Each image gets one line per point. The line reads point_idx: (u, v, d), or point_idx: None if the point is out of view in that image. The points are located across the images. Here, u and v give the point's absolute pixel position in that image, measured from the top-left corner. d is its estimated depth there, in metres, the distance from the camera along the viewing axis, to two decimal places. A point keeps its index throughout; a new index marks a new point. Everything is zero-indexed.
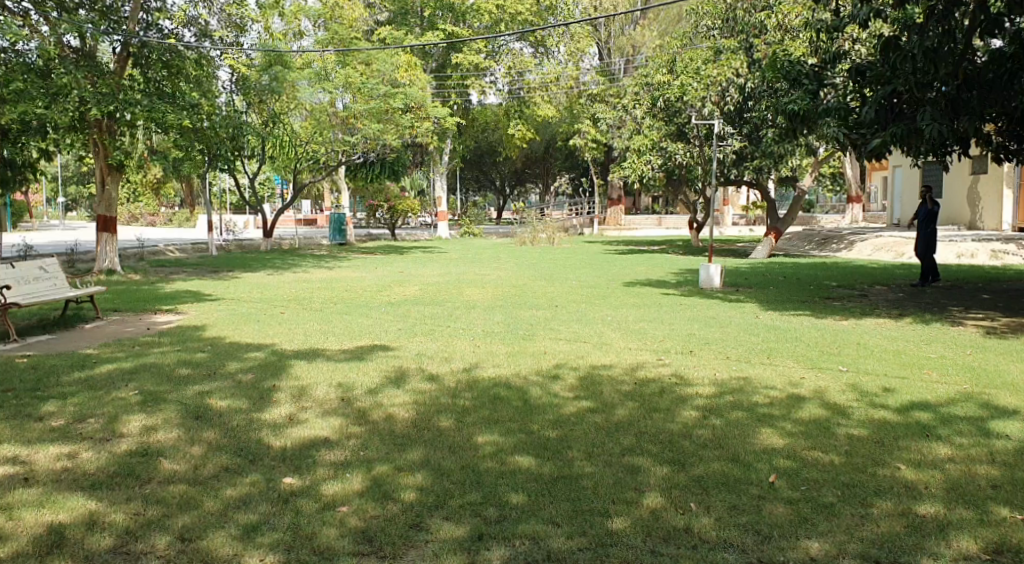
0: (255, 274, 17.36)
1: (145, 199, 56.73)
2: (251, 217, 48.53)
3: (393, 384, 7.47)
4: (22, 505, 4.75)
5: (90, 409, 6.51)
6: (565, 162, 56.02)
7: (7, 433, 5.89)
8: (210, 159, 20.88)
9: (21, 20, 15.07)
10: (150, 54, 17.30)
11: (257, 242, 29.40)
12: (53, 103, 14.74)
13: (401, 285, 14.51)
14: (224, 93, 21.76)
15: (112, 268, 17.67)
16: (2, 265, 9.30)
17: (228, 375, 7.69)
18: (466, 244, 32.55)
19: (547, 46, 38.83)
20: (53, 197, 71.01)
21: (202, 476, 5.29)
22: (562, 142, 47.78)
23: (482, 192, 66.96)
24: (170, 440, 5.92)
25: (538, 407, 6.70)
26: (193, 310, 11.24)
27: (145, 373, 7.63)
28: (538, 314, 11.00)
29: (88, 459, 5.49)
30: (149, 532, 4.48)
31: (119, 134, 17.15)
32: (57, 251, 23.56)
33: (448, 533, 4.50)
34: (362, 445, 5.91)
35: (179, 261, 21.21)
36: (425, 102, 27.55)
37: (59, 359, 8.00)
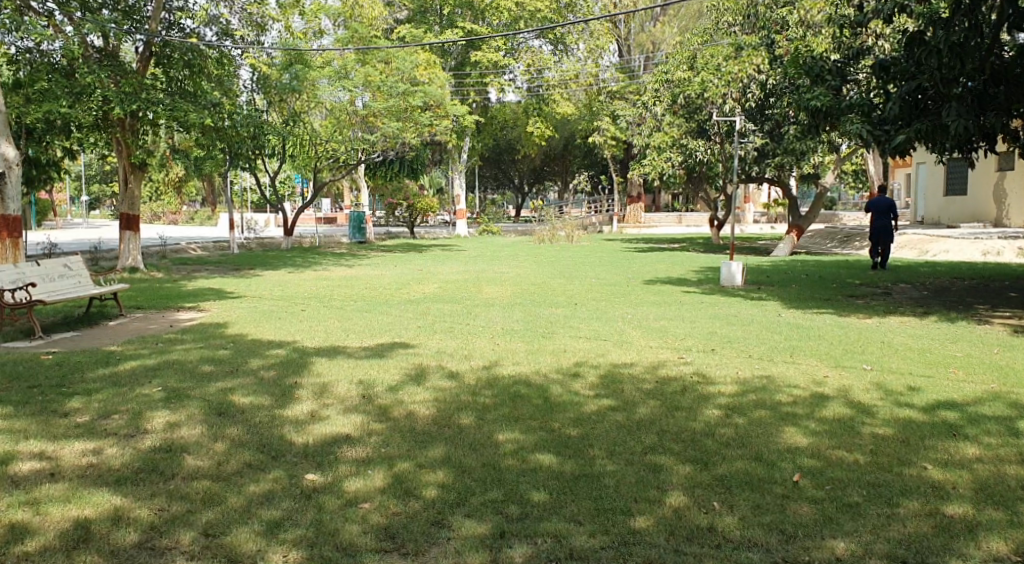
0: (274, 273, 17.40)
1: (166, 198, 57.09)
2: (272, 216, 48.80)
3: (412, 381, 7.47)
4: (49, 500, 4.80)
5: (115, 405, 6.58)
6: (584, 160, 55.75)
7: (33, 428, 5.96)
8: (231, 159, 21.03)
9: (45, 20, 15.18)
10: (172, 53, 17.24)
11: (277, 239, 29.51)
12: (76, 102, 14.85)
13: (421, 283, 14.49)
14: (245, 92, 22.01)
15: (135, 265, 17.57)
16: (26, 263, 9.40)
17: (250, 372, 7.75)
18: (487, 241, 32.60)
19: (567, 43, 38.67)
20: (76, 195, 71.81)
21: (226, 472, 5.34)
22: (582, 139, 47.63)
23: (501, 190, 67.03)
24: (193, 437, 5.95)
25: (559, 404, 6.69)
26: (214, 308, 11.30)
27: (170, 370, 7.69)
28: (558, 312, 10.95)
29: (112, 455, 5.54)
30: (173, 528, 4.51)
31: (142, 133, 17.16)
32: (82, 249, 23.75)
33: (470, 531, 4.51)
34: (383, 442, 5.93)
35: (201, 259, 21.34)
36: (444, 101, 27.60)
37: (84, 356, 8.07)
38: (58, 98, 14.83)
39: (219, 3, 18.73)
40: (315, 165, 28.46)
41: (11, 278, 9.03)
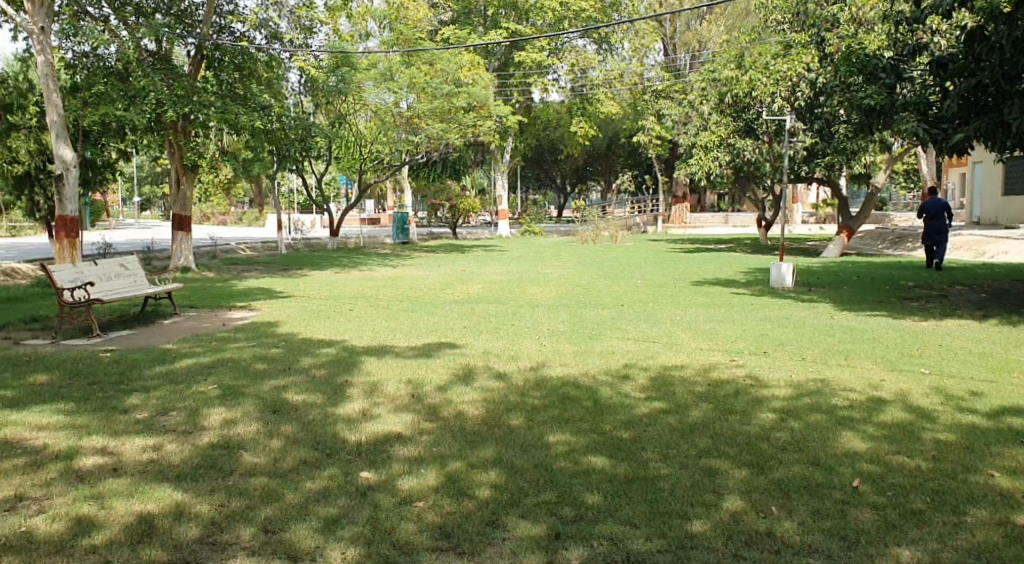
0: (322, 273, 17.61)
1: (214, 199, 58.14)
2: (317, 216, 49.42)
3: (461, 381, 7.49)
4: (113, 494, 4.91)
5: (172, 402, 6.71)
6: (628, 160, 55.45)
7: (95, 424, 6.10)
8: (279, 161, 21.31)
9: (102, 25, 15.54)
10: (224, 57, 17.53)
11: (323, 240, 29.85)
12: (131, 105, 15.18)
13: (467, 284, 14.52)
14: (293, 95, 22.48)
15: (187, 265, 17.91)
16: (85, 263, 9.64)
17: (301, 370, 7.84)
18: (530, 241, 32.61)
19: (611, 42, 38.71)
20: (128, 195, 73.63)
21: (282, 469, 5.40)
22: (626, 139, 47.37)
23: (543, 191, 66.98)
24: (249, 434, 6.04)
25: (610, 406, 6.64)
26: (264, 307, 11.47)
27: (224, 368, 7.81)
28: (606, 313, 10.89)
29: (171, 451, 5.64)
30: (233, 524, 4.58)
31: (194, 136, 17.50)
32: (135, 249, 24.28)
33: (526, 532, 4.50)
34: (435, 441, 5.95)
35: (249, 259, 21.68)
36: (488, 101, 27.66)
37: (141, 354, 8.24)
38: (115, 101, 15.17)
39: (269, 7, 19.00)
40: (361, 166, 28.75)
41: (70, 277, 9.27)
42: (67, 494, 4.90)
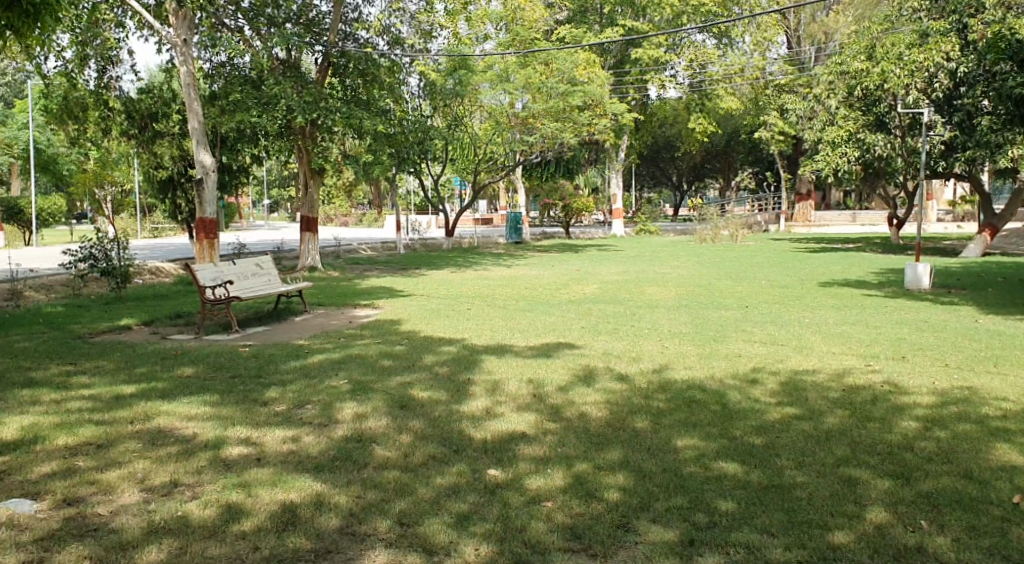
0: (441, 272, 17.94)
1: (336, 201, 60.47)
2: (433, 216, 50.58)
3: (583, 382, 7.47)
4: (258, 482, 5.16)
5: (307, 396, 7.00)
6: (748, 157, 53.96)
7: (239, 416, 6.44)
8: (399, 163, 21.92)
9: (238, 35, 16.46)
10: (349, 63, 18.12)
11: (439, 240, 30.49)
12: (264, 112, 15.92)
13: (583, 283, 14.49)
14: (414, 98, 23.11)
15: (314, 265, 18.66)
16: (225, 262, 10.20)
17: (426, 368, 8.01)
18: (647, 241, 32.14)
19: (732, 36, 37.26)
20: (258, 198, 77.50)
21: (413, 463, 5.54)
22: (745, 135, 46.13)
23: (658, 189, 66.13)
24: (380, 428, 6.23)
25: (739, 411, 6.46)
26: (387, 305, 11.81)
27: (354, 364, 8.09)
28: (728, 315, 10.62)
29: (309, 443, 5.89)
30: (370, 515, 4.73)
31: (321, 140, 18.23)
32: (266, 249, 25.56)
33: (658, 536, 4.43)
34: (560, 441, 5.95)
35: (371, 259, 22.41)
36: (604, 99, 27.54)
37: (275, 349, 8.64)
38: (249, 109, 15.94)
39: (393, 12, 19.42)
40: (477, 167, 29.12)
41: (212, 275, 9.84)
42: (217, 481, 5.19)
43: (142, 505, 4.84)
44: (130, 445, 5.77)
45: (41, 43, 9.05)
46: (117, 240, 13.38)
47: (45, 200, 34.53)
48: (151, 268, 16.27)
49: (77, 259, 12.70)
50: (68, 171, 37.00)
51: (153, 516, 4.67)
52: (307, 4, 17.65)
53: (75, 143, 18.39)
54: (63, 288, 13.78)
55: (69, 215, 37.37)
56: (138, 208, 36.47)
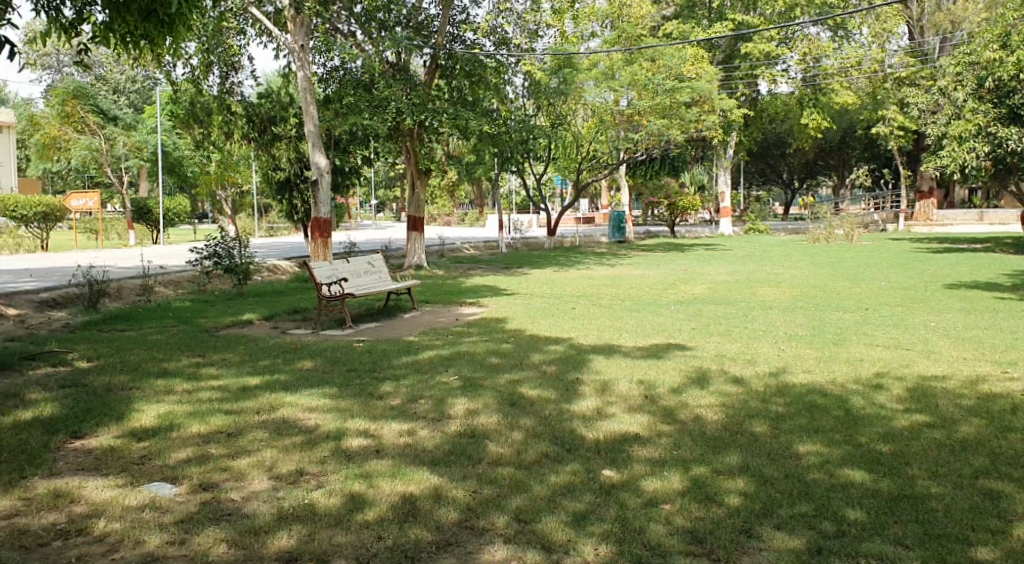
0: (545, 272, 17.98)
1: (440, 201, 61.64)
2: (535, 215, 50.86)
3: (696, 384, 7.33)
4: (378, 474, 5.29)
5: (420, 391, 7.14)
6: (864, 153, 51.80)
7: (356, 409, 6.63)
8: (503, 163, 22.16)
9: (350, 39, 17.00)
10: (457, 65, 18.42)
11: (542, 239, 30.64)
12: (375, 114, 16.37)
13: (690, 283, 14.24)
14: (519, 98, 23.28)
15: (420, 264, 19.05)
16: (340, 260, 10.54)
17: (534, 366, 8.04)
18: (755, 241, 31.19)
19: (849, 28, 36.00)
20: (366, 199, 79.79)
21: (527, 461, 5.56)
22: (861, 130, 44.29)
23: (765, 187, 64.34)
24: (492, 425, 6.28)
25: (863, 417, 6.19)
26: (493, 304, 11.93)
27: (464, 361, 8.20)
28: (846, 318, 10.20)
29: (424, 437, 6.00)
30: (488, 511, 4.77)
31: (428, 140, 18.61)
32: (375, 248, 26.30)
33: (783, 544, 4.29)
34: (675, 443, 5.86)
35: (475, 257, 22.73)
36: (712, 95, 27.03)
37: (387, 345, 8.86)
38: (361, 111, 16.41)
39: (502, 12, 19.59)
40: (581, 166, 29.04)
41: (328, 273, 10.19)
42: (338, 471, 5.35)
43: (271, 492, 5.04)
44: (257, 435, 6.02)
45: (174, 53, 9.58)
46: (238, 238, 14.05)
47: (174, 200, 36.60)
48: (268, 266, 17.01)
49: (203, 256, 13.43)
50: (191, 173, 39.13)
51: (282, 502, 4.86)
52: (416, 7, 17.99)
53: (201, 147, 19.41)
54: (190, 283, 14.59)
55: (194, 214, 39.48)
56: (256, 208, 38.18)
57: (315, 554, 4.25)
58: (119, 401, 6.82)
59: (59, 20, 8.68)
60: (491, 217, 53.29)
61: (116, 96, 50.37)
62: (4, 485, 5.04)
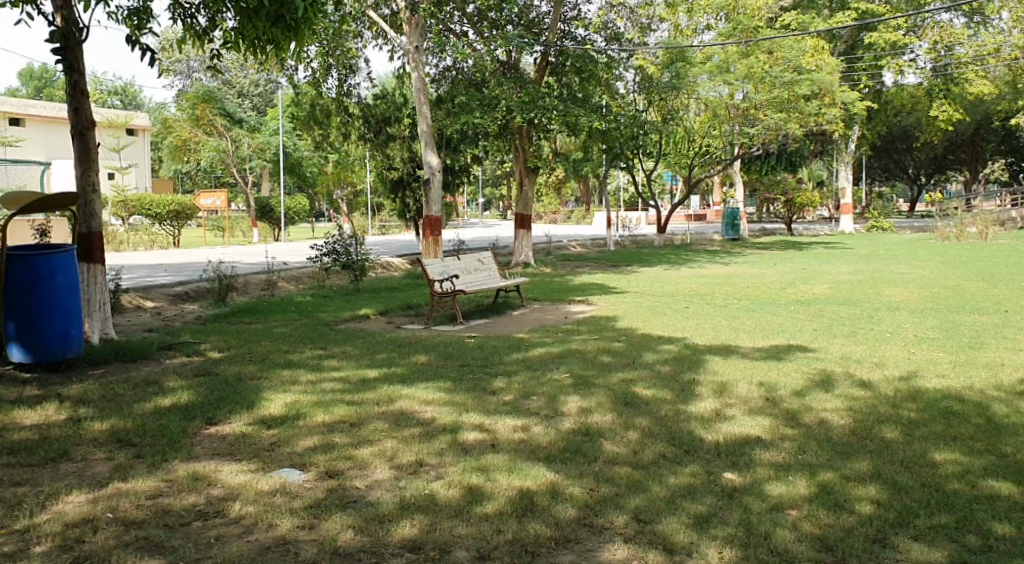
0: (655, 269, 17.74)
1: (547, 198, 61.85)
2: (644, 213, 50.27)
3: (819, 387, 7.04)
4: (495, 468, 5.33)
5: (532, 387, 7.15)
6: (1001, 146, 48.63)
7: (471, 403, 6.71)
8: (613, 159, 22.04)
9: (462, 39, 17.30)
10: (567, 61, 18.44)
11: (652, 236, 30.27)
12: (486, 113, 16.60)
13: (809, 283, 13.72)
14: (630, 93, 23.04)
15: (528, 261, 19.14)
16: (451, 257, 10.71)
17: (647, 365, 7.92)
18: (877, 239, 29.79)
19: (986, 13, 33.89)
20: (474, 198, 81.20)
21: (644, 461, 5.47)
22: (998, 121, 41.58)
23: (889, 182, 61.36)
24: (607, 423, 6.23)
25: (1006, 426, 5.79)
26: (602, 302, 11.85)
27: (575, 358, 8.18)
28: (983, 320, 9.58)
29: (539, 433, 6.00)
30: (607, 509, 4.73)
31: (536, 137, 18.77)
32: (484, 245, 26.63)
33: (922, 556, 4.06)
34: (799, 448, 5.64)
35: (583, 255, 22.68)
36: (834, 87, 25.99)
37: (498, 341, 8.93)
38: (473, 110, 16.67)
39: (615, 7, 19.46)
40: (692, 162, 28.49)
41: (440, 270, 10.38)
42: (456, 464, 5.42)
43: (393, 481, 5.16)
44: (377, 425, 6.18)
45: (298, 57, 9.95)
46: (354, 236, 14.53)
47: (294, 199, 38.22)
48: (382, 263, 17.51)
49: (322, 253, 13.96)
50: (309, 173, 40.74)
51: (403, 492, 4.96)
52: (527, 5, 18.03)
53: (319, 148, 20.18)
54: (309, 279, 15.19)
55: (312, 213, 41.11)
56: (371, 207, 39.38)
57: (437, 544, 4.31)
58: (248, 390, 7.15)
59: (194, 27, 9.18)
60: (598, 214, 53.06)
61: (241, 100, 53.00)
62: (148, 467, 5.36)
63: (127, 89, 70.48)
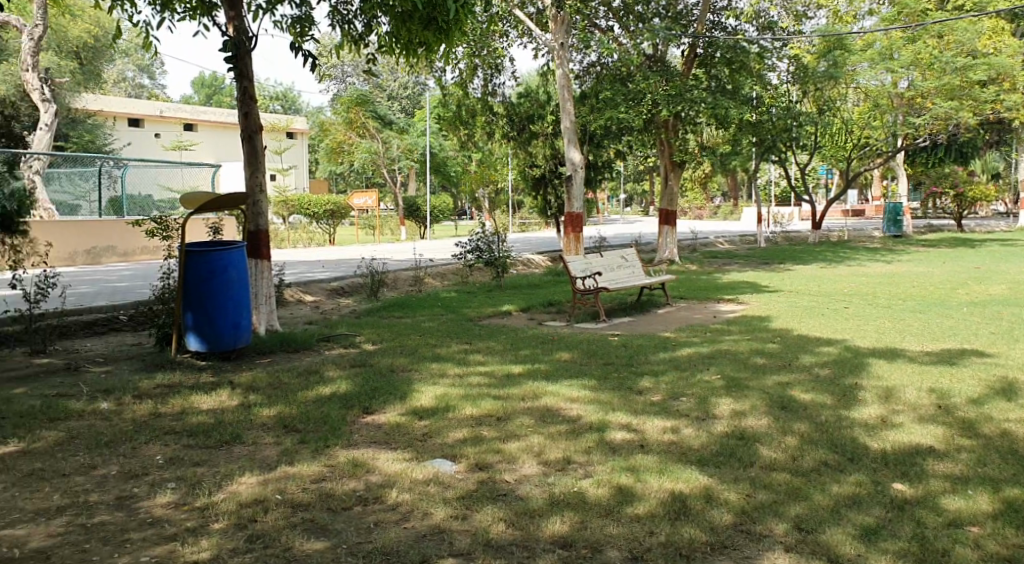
0: (809, 267, 16.94)
1: (692, 195, 60.53)
2: (795, 209, 48.19)
3: (1000, 395, 6.46)
4: (645, 469, 5.23)
5: (682, 388, 6.98)
6: None
7: (618, 402, 6.63)
8: (764, 153, 21.29)
9: (608, 34, 17.21)
10: (716, 53, 17.94)
11: (804, 233, 28.98)
12: (631, 107, 16.44)
13: (986, 283, 12.65)
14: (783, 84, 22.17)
15: (673, 258, 18.86)
16: (594, 254, 10.65)
17: (803, 368, 7.56)
18: None
19: None
20: (616, 195, 80.69)
21: (804, 468, 5.22)
22: None
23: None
24: (762, 427, 5.99)
25: None
26: (753, 301, 11.43)
27: (725, 359, 7.92)
28: None
29: (690, 435, 5.85)
30: (764, 516, 4.53)
31: (683, 131, 18.42)
32: (628, 242, 26.41)
33: None
34: (979, 461, 5.20)
35: (731, 252, 22.01)
36: (1015, 71, 23.88)
37: (644, 340, 8.80)
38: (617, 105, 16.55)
39: None
40: (848, 155, 26.99)
41: (581, 267, 10.33)
42: (605, 462, 5.37)
43: (542, 477, 5.17)
44: (524, 420, 6.23)
45: (448, 58, 10.18)
46: (496, 233, 14.77)
47: (439, 198, 39.33)
48: (524, 260, 17.72)
49: (467, 250, 14.27)
50: (454, 172, 41.82)
51: (553, 488, 4.96)
52: None
53: (465, 147, 20.65)
54: (454, 276, 15.57)
55: (456, 211, 42.12)
56: (513, 205, 39.90)
57: (588, 542, 4.28)
58: (400, 382, 7.40)
59: (351, 32, 9.59)
60: (744, 210, 51.35)
61: (390, 102, 55.07)
62: (311, 452, 5.64)
63: (287, 94, 74.83)
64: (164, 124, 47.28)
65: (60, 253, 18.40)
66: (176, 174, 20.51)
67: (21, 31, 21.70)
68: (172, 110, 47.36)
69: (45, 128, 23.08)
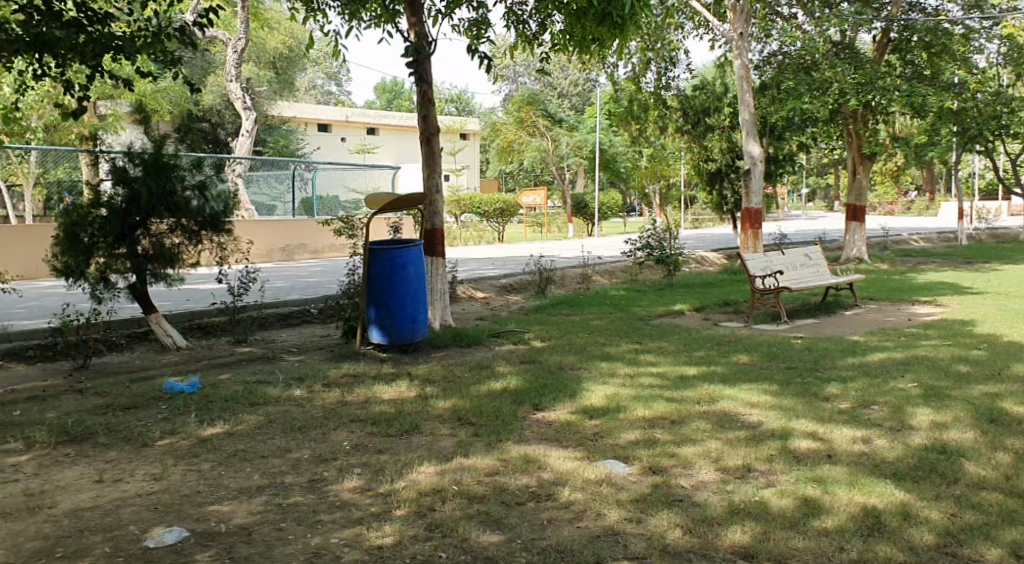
0: (1021, 267, 15.38)
1: (882, 189, 56.65)
2: (1004, 203, 43.86)
3: None
4: (834, 481, 4.90)
5: (873, 396, 6.50)
6: None
7: (802, 409, 6.27)
8: (968, 142, 19.55)
9: (790, 22, 16.40)
10: (913, 36, 16.63)
11: (1015, 229, 26.31)
12: (815, 97, 15.57)
13: None
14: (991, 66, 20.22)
15: (861, 257, 18.04)
16: (775, 252, 10.17)
17: (1017, 378, 6.81)
18: None
19: None
20: (796, 190, 77.04)
21: (1020, 489, 4.68)
22: None
23: None
24: (968, 442, 5.44)
25: None
26: (954, 303, 10.47)
27: (923, 366, 7.29)
28: None
29: (884, 447, 5.42)
30: (973, 539, 4.10)
31: (874, 121, 17.26)
32: (810, 239, 25.15)
33: None
34: None
35: (927, 250, 20.37)
36: None
37: (830, 343, 8.29)
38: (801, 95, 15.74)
39: None
40: None
41: (761, 265, 9.90)
42: (789, 472, 5.08)
43: (720, 484, 4.97)
44: (700, 425, 6.02)
45: (621, 53, 10.06)
46: (667, 230, 14.52)
47: (609, 195, 39.26)
48: (696, 258, 17.32)
49: (638, 248, 14.12)
50: (624, 168, 41.54)
51: (732, 496, 4.75)
52: None
53: (637, 143, 20.45)
54: (623, 273, 15.47)
55: (626, 207, 41.84)
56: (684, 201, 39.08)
57: (771, 554, 4.05)
58: (572, 380, 7.39)
59: (526, 32, 9.69)
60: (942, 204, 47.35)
61: (561, 100, 55.59)
62: (485, 446, 5.75)
63: (462, 96, 77.57)
64: (349, 128, 50.32)
65: (259, 250, 20.00)
66: (360, 176, 21.61)
67: (227, 45, 23.60)
68: (356, 115, 50.35)
69: (246, 133, 25.16)
